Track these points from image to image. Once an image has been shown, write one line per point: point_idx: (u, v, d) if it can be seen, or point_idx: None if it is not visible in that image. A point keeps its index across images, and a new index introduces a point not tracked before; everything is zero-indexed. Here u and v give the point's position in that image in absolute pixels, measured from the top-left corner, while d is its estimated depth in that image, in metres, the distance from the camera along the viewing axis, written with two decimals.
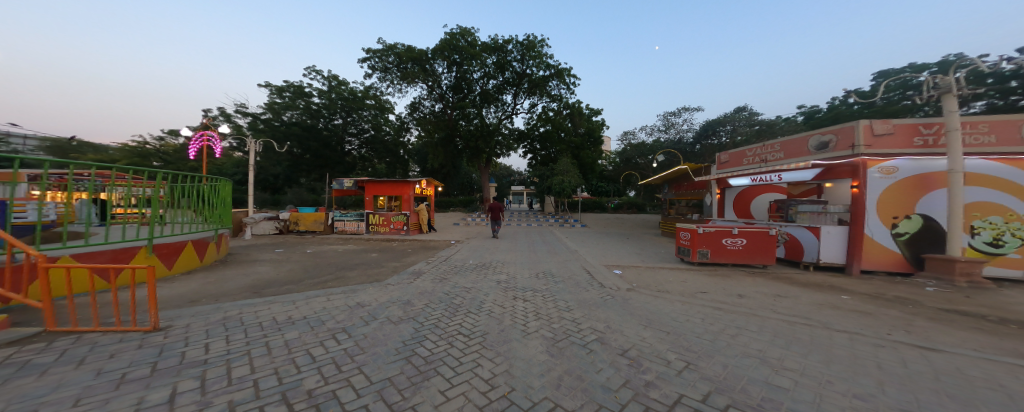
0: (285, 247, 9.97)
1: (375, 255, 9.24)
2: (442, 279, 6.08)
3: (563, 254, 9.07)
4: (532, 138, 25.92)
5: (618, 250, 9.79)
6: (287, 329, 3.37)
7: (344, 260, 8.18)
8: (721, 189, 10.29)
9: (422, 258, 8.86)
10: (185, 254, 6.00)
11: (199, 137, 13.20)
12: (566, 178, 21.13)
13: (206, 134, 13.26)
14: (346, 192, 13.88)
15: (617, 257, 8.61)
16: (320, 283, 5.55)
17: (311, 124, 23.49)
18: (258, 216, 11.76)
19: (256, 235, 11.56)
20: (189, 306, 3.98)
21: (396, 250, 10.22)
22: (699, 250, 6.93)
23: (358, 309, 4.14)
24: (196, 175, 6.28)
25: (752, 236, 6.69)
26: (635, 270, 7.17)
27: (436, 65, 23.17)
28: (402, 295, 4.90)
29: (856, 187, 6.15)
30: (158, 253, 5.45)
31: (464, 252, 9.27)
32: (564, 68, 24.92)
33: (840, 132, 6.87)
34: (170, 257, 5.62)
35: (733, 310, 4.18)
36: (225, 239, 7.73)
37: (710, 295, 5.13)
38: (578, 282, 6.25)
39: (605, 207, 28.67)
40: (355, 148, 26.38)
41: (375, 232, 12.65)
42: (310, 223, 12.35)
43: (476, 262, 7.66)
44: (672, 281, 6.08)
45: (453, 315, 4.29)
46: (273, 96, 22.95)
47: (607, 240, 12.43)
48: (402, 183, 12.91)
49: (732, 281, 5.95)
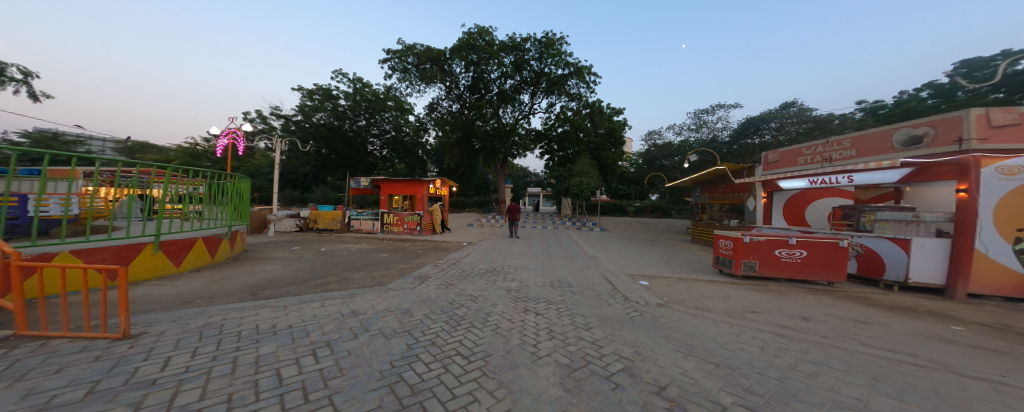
0: (300, 245, 9.95)
1: (385, 256, 9.00)
2: (448, 285, 5.58)
3: (583, 260, 8.34)
4: (550, 138, 25.10)
5: (645, 257, 8.92)
6: (264, 342, 2.95)
7: (353, 260, 7.94)
8: (768, 193, 9.22)
9: (431, 259, 8.47)
10: (194, 253, 5.89)
11: (226, 134, 13.65)
12: (585, 179, 20.20)
13: (231, 132, 13.66)
14: (363, 192, 13.90)
15: (643, 265, 7.75)
16: (321, 284, 5.24)
17: (337, 126, 24.17)
18: (281, 213, 11.87)
19: (276, 232, 11.70)
20: (175, 306, 3.68)
21: (408, 251, 9.95)
22: (745, 262, 6.02)
23: (349, 319, 3.69)
24: (220, 172, 6.43)
25: (814, 247, 5.68)
26: (666, 281, 6.34)
27: (455, 65, 23.12)
28: (401, 303, 4.46)
29: (964, 191, 5.13)
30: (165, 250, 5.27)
31: (475, 255, 8.78)
32: (584, 66, 23.95)
33: (940, 123, 5.85)
34: (177, 255, 5.45)
35: (798, 338, 3.35)
36: (244, 240, 7.74)
37: (762, 315, 4.27)
38: (599, 293, 5.54)
39: (626, 211, 27.41)
40: (378, 148, 26.82)
41: (389, 232, 12.52)
42: (327, 221, 12.38)
43: (486, 267, 7.13)
44: (711, 296, 5.22)
45: (453, 329, 3.76)
46: (303, 99, 23.84)
47: (631, 246, 11.49)
48: (417, 183, 12.70)
49: (787, 299, 5.00)
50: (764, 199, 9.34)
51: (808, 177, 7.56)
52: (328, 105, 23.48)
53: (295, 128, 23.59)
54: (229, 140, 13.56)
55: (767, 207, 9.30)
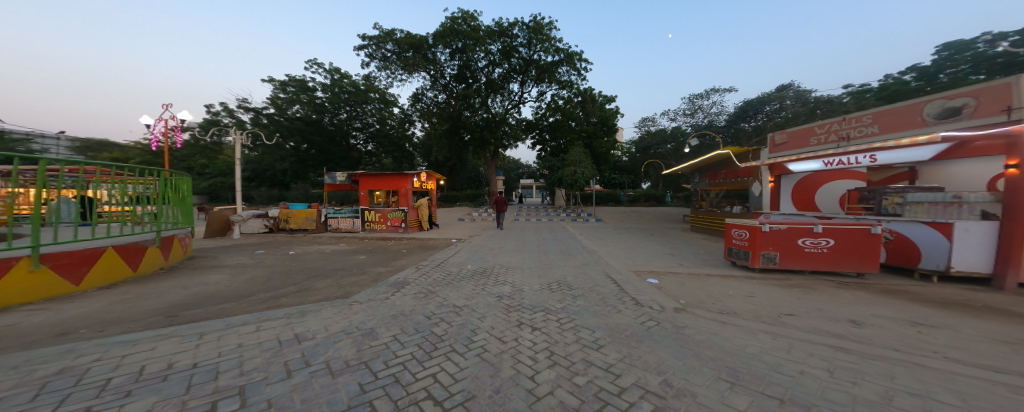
0: (268, 247, 8.93)
1: (364, 257, 8.07)
2: (427, 293, 4.74)
3: (582, 257, 7.60)
4: (540, 128, 24.21)
5: (648, 251, 8.25)
6: (140, 394, 2.03)
7: (324, 264, 7.03)
8: (776, 176, 8.54)
9: (414, 260, 7.60)
10: (102, 264, 4.58)
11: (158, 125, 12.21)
12: (579, 169, 19.45)
13: (166, 121, 12.21)
14: (341, 187, 12.81)
15: (648, 260, 7.02)
16: (275, 297, 4.36)
17: (316, 120, 22.69)
18: (246, 213, 10.70)
19: (243, 234, 10.61)
20: (47, 342, 2.72)
21: (390, 251, 9.04)
22: (763, 254, 5.33)
23: (287, 349, 2.80)
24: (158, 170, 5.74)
25: (843, 235, 5.02)
26: (677, 278, 5.67)
27: (438, 53, 21.85)
28: (365, 321, 3.60)
29: (1013, 167, 4.50)
30: (55, 264, 3.98)
31: (465, 254, 7.94)
32: (574, 53, 23.03)
33: (983, 93, 5.29)
34: (76, 270, 4.17)
35: (868, 353, 2.65)
36: (185, 248, 6.65)
37: (803, 320, 3.57)
38: (605, 297, 4.79)
39: (620, 200, 26.86)
40: (361, 142, 25.44)
41: (370, 230, 11.55)
42: (300, 221, 11.24)
43: (474, 268, 6.30)
44: (733, 296, 4.54)
45: (425, 357, 2.92)
46: (275, 91, 22.21)
47: (630, 238, 10.84)
48: (399, 176, 11.66)
49: (821, 296, 4.34)
50: (772, 184, 8.65)
51: (822, 157, 7.06)
52: (304, 97, 21.98)
53: (269, 122, 21.99)
54: (162, 130, 12.11)
55: (776, 191, 8.61)
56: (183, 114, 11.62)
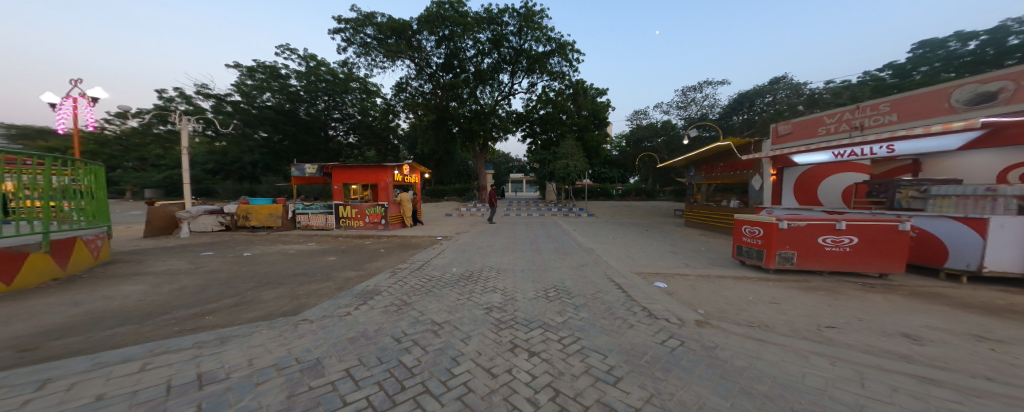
0: (222, 248, 7.83)
1: (335, 258, 7.13)
2: (399, 307, 3.93)
3: (579, 257, 6.95)
4: (531, 120, 23.39)
5: (648, 249, 7.71)
6: None
7: (285, 267, 6.08)
8: (778, 169, 8.11)
9: (392, 262, 6.74)
10: None
11: (67, 103, 10.46)
12: (570, 162, 18.80)
13: (76, 99, 10.53)
14: (312, 180, 11.56)
15: (651, 260, 6.41)
16: (204, 315, 3.44)
17: (290, 110, 20.95)
18: (197, 209, 9.41)
19: (195, 233, 9.36)
20: None
21: (366, 251, 8.12)
22: (779, 253, 4.81)
23: (177, 402, 1.92)
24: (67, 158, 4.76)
25: (869, 233, 4.53)
26: (686, 281, 5.10)
27: (423, 40, 20.52)
28: (310, 349, 2.75)
29: None
30: None
31: (450, 254, 7.13)
32: (567, 42, 22.23)
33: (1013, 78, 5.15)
34: None
35: (964, 388, 2.08)
36: (97, 252, 5.13)
37: (850, 334, 3.01)
38: (611, 307, 4.13)
39: (610, 195, 26.67)
40: (341, 133, 23.84)
41: (346, 227, 10.51)
42: (263, 217, 10.01)
43: (460, 272, 5.49)
44: (756, 302, 3.98)
45: (388, 406, 2.12)
46: (242, 77, 20.30)
47: (626, 234, 10.31)
48: (377, 168, 10.57)
49: (853, 302, 3.84)
50: (774, 177, 8.18)
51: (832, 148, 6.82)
52: (276, 83, 20.15)
53: (234, 110, 20.04)
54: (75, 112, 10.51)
55: (778, 185, 8.13)
56: (94, 90, 10.02)
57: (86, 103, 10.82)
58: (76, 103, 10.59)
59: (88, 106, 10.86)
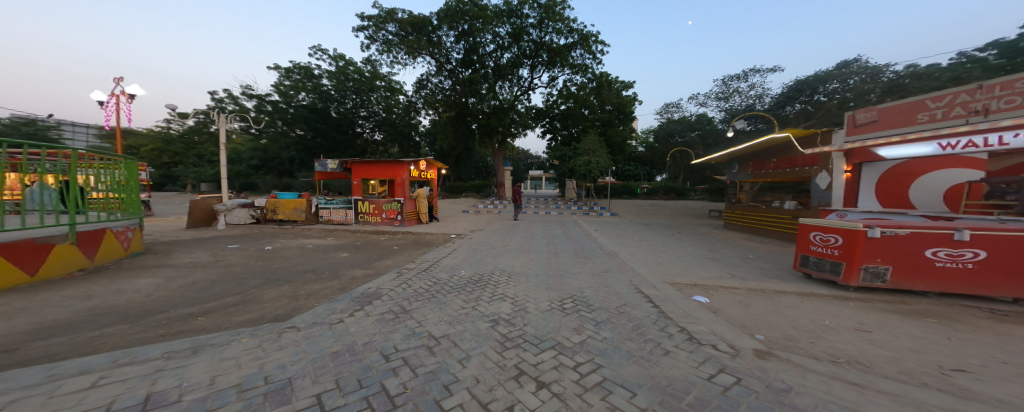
0: (247, 241, 8.07)
1: (346, 254, 7.04)
2: (396, 317, 3.55)
3: (601, 261, 6.24)
4: (551, 116, 22.52)
5: (682, 254, 6.81)
6: None
7: (296, 262, 6.02)
8: (854, 164, 6.75)
9: (401, 261, 6.47)
10: None
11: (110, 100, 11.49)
12: (592, 159, 17.76)
13: (119, 97, 11.57)
14: (334, 176, 11.77)
15: (687, 269, 5.56)
16: (195, 313, 3.26)
17: (322, 108, 21.89)
18: (231, 202, 9.86)
19: (228, 225, 9.82)
20: None
21: (378, 248, 8.01)
22: (865, 267, 3.90)
23: None
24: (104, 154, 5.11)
25: (1003, 246, 3.45)
26: (733, 295, 4.27)
27: (443, 35, 20.42)
28: (285, 365, 2.41)
29: None
30: None
31: (460, 255, 6.75)
32: (591, 33, 21.03)
33: None
34: None
35: None
36: (127, 243, 5.35)
37: (994, 385, 2.13)
38: (641, 326, 3.47)
39: (636, 193, 25.22)
40: (368, 131, 24.56)
41: (365, 222, 10.58)
42: (288, 211, 10.31)
43: (467, 279, 5.03)
44: (832, 329, 3.12)
45: None
46: (279, 78, 21.45)
47: (655, 237, 9.36)
48: (394, 164, 10.52)
49: (978, 335, 2.87)
50: (848, 173, 6.83)
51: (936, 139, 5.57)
52: (309, 83, 21.08)
53: (273, 109, 21.28)
54: (116, 108, 11.53)
55: (855, 184, 6.77)
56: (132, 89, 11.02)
57: (126, 100, 11.86)
58: (118, 101, 11.63)
59: (127, 103, 11.90)
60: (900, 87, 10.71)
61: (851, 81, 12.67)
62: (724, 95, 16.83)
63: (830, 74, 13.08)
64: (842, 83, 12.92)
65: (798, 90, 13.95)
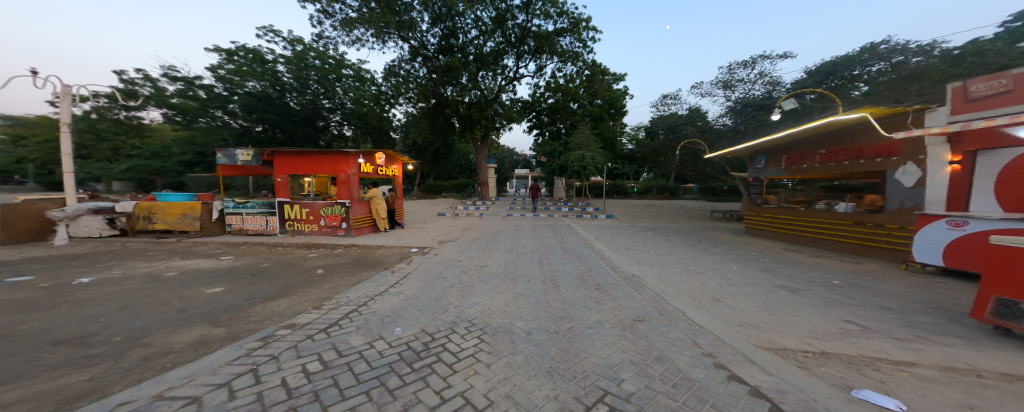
0: (78, 264, 5.23)
1: (222, 286, 4.40)
2: None
3: (626, 298, 4.01)
4: (538, 109, 20.77)
5: (735, 280, 4.69)
6: None
7: (92, 311, 3.34)
8: (963, 154, 4.89)
9: (302, 301, 3.92)
10: None
11: None
12: (586, 153, 15.79)
13: None
14: (247, 169, 8.83)
15: (774, 314, 3.39)
16: None
17: (276, 97, 18.42)
18: (77, 207, 6.87)
19: (77, 240, 6.80)
20: None
21: (292, 271, 5.38)
22: None
23: None
24: None
25: None
26: (928, 387, 2.09)
27: (417, 16, 17.81)
28: None
29: None
30: None
31: (407, 290, 4.26)
32: (581, 18, 19.16)
33: None
34: None
35: None
36: None
37: None
38: None
39: (627, 192, 23.79)
40: (335, 124, 21.55)
41: (294, 232, 7.83)
42: (171, 218, 7.37)
43: (400, 364, 2.57)
44: None
45: None
46: (220, 61, 17.50)
47: (675, 247, 7.35)
48: (336, 156, 7.76)
49: None
50: (955, 166, 4.95)
51: None
52: (258, 68, 17.50)
53: (208, 95, 17.10)
54: None
55: (965, 181, 4.85)
56: None
57: None
58: None
59: None
60: (920, 64, 8.93)
61: (896, 62, 9.80)
62: (727, 83, 15.09)
63: (858, 56, 10.59)
64: (885, 64, 10.06)
65: (827, 73, 11.15)
